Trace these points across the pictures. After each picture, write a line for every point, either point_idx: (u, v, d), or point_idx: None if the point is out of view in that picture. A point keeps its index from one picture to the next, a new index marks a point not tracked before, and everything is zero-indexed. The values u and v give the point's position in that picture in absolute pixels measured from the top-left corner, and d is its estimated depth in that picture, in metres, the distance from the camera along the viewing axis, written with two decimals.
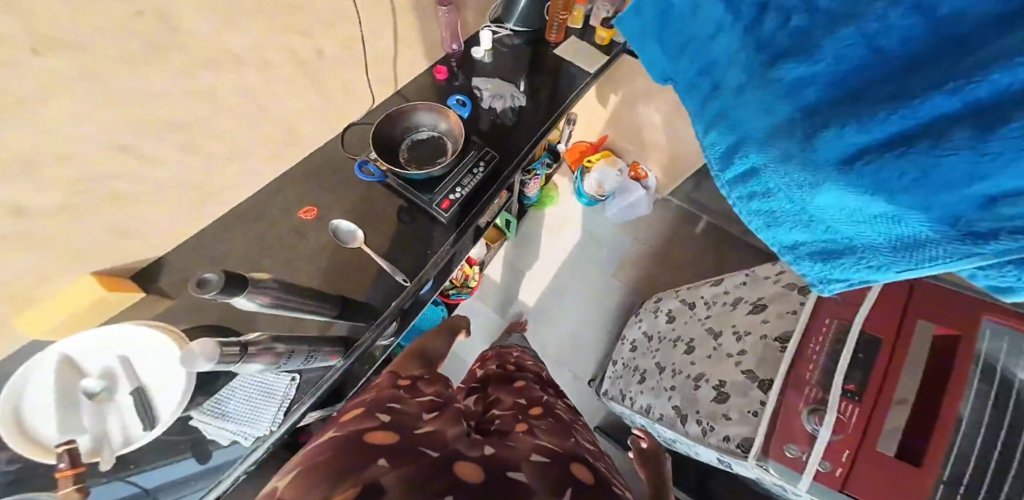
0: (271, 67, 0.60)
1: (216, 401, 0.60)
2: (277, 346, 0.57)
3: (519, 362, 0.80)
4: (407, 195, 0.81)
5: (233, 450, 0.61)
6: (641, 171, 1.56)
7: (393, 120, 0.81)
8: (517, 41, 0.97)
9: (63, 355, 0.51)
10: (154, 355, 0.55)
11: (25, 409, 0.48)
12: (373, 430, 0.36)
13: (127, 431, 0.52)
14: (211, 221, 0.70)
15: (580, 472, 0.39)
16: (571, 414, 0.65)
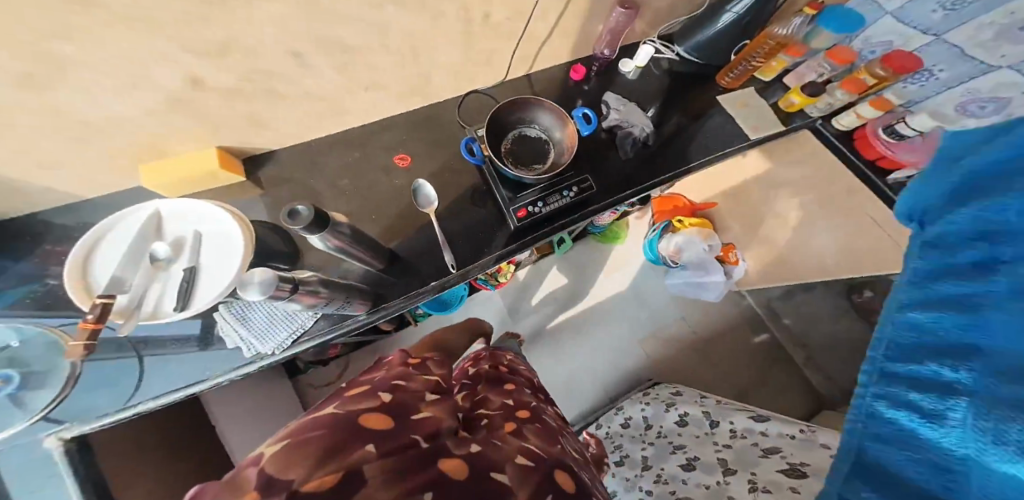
0: (442, 18, 0.56)
1: (244, 304, 0.61)
2: (323, 291, 0.55)
3: (513, 366, 0.72)
4: (491, 183, 0.75)
5: (233, 356, 0.61)
6: (732, 256, 1.32)
7: (511, 107, 0.73)
8: (680, 71, 0.85)
9: (155, 212, 0.57)
10: (218, 242, 0.57)
11: (106, 247, 0.54)
12: (369, 410, 0.32)
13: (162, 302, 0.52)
14: (313, 128, 0.71)
15: (559, 483, 0.37)
16: (558, 420, 0.62)
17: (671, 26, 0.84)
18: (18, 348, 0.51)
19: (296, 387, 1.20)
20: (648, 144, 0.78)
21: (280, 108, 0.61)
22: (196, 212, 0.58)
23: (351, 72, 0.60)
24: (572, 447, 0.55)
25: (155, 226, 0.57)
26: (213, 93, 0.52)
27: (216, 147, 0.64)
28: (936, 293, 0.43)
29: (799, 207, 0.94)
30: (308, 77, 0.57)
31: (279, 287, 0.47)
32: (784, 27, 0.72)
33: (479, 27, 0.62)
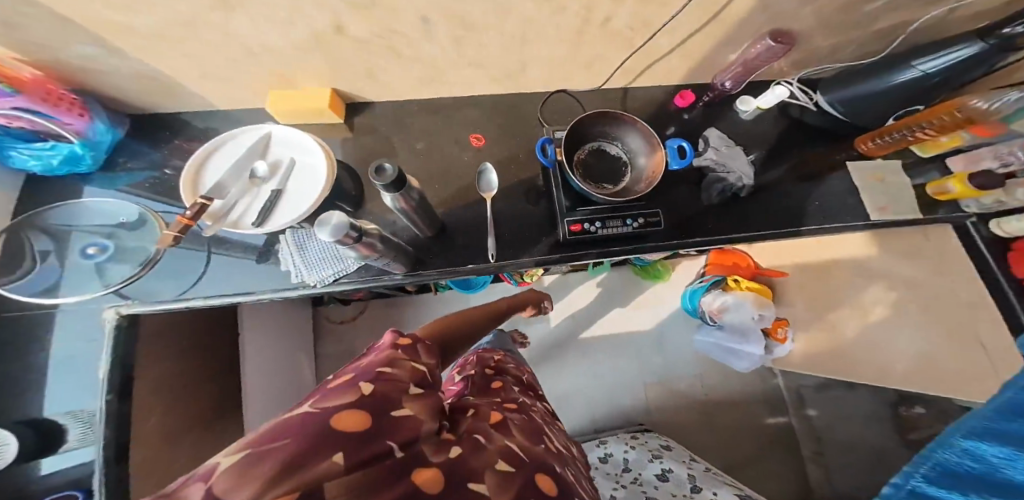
0: (561, 10, 0.54)
1: (303, 234, 0.63)
2: (377, 243, 0.54)
3: (501, 367, 0.69)
4: (553, 190, 0.71)
5: (275, 278, 0.61)
6: (781, 333, 1.24)
7: (599, 118, 0.67)
8: (810, 122, 0.76)
9: (266, 133, 0.62)
10: (305, 176, 0.61)
11: (221, 152, 0.60)
12: (345, 407, 0.26)
13: (245, 215, 0.58)
14: (403, 87, 0.72)
15: (542, 485, 0.32)
16: (547, 417, 0.58)
17: (815, 71, 0.76)
18: (122, 225, 0.60)
19: (314, 315, 1.27)
20: (739, 196, 0.70)
21: (397, 68, 0.65)
22: (299, 143, 0.63)
23: (463, 46, 0.62)
24: (561, 443, 0.51)
25: (265, 146, 0.62)
26: (334, 36, 0.55)
27: (329, 89, 0.68)
28: (1016, 426, 0.32)
29: (894, 302, 0.83)
30: (424, 42, 0.60)
31: (348, 235, 0.47)
32: (985, 100, 0.62)
33: (594, 28, 0.58)
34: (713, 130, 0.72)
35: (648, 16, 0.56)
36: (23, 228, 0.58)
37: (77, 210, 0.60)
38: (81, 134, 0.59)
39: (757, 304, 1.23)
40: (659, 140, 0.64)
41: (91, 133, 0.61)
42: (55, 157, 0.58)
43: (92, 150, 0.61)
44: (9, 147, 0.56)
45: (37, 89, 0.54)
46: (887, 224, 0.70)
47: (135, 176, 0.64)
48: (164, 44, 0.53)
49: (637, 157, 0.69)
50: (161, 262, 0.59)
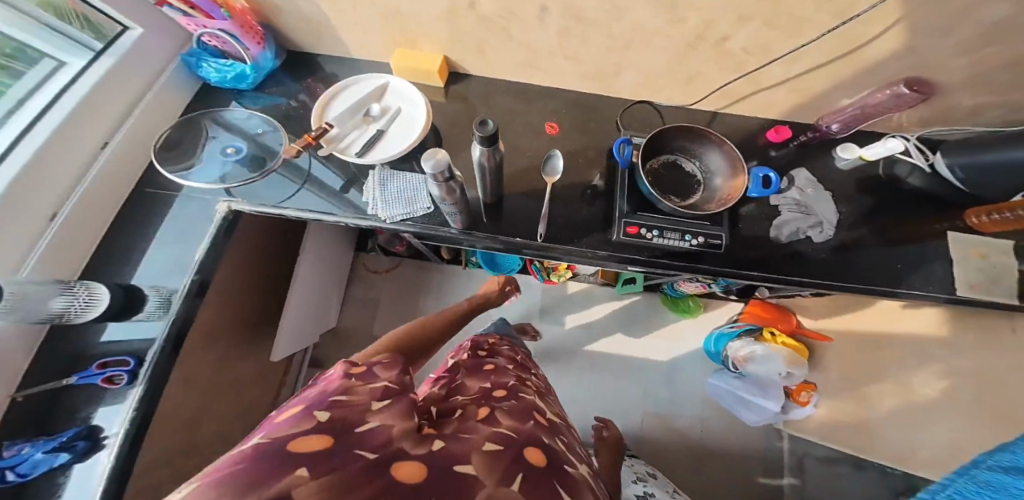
0: (679, 19, 0.54)
1: (386, 174, 0.68)
2: (457, 191, 0.56)
3: (494, 349, 0.71)
4: (617, 190, 0.71)
5: (354, 207, 0.66)
6: (803, 396, 1.21)
7: (682, 132, 0.68)
8: (915, 185, 0.72)
9: (384, 84, 0.72)
10: (405, 124, 0.71)
11: (346, 93, 0.72)
12: (311, 434, 0.26)
13: (351, 145, 0.69)
14: (498, 64, 0.74)
15: (529, 459, 0.31)
16: (543, 394, 0.58)
17: (943, 131, 0.70)
18: (259, 134, 0.72)
19: (355, 260, 1.33)
20: (811, 239, 0.69)
21: (500, 45, 0.68)
22: (408, 95, 0.73)
23: (567, 39, 0.64)
24: (557, 415, 0.51)
25: (381, 94, 0.72)
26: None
27: (441, 55, 0.75)
28: None
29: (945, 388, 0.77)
30: (535, 27, 0.63)
31: (444, 173, 0.50)
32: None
33: (706, 46, 0.58)
34: (802, 171, 0.72)
35: (768, 42, 0.55)
36: (185, 125, 0.71)
37: (229, 118, 0.72)
38: (254, 58, 0.72)
39: (788, 360, 1.20)
40: (743, 166, 0.64)
41: (260, 59, 0.73)
42: (229, 72, 0.73)
43: (254, 72, 0.74)
44: (204, 61, 0.72)
45: (239, 15, 0.67)
46: (973, 302, 0.65)
47: (272, 100, 0.76)
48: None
49: (713, 179, 0.68)
50: (273, 176, 0.68)
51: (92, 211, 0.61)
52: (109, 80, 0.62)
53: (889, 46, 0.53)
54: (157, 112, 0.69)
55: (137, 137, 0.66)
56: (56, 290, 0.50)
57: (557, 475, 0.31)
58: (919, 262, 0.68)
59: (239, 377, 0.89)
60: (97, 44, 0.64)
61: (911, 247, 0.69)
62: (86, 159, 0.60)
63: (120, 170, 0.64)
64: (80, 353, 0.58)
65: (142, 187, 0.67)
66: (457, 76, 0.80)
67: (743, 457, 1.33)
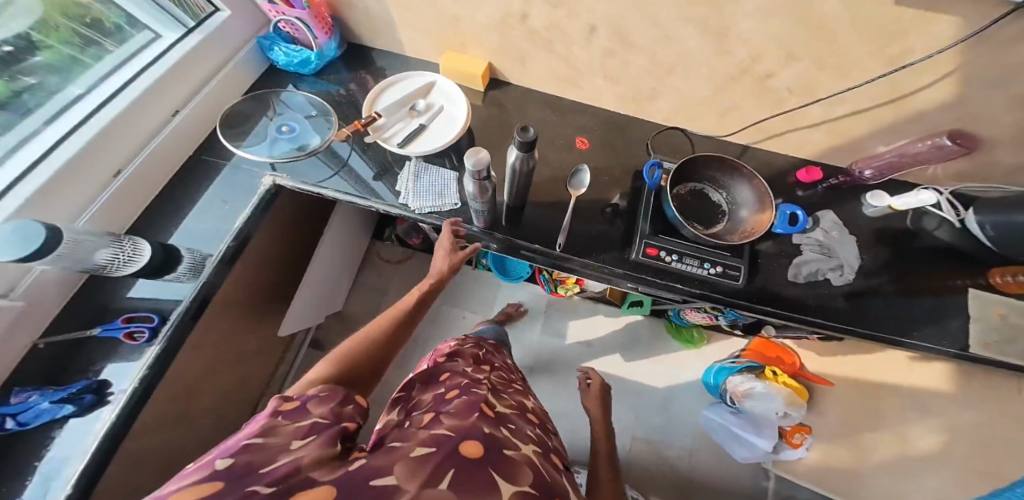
0: (726, 52, 0.56)
1: (420, 167, 0.70)
2: (489, 192, 0.58)
3: (456, 352, 0.74)
4: (640, 211, 0.72)
5: (386, 195, 0.68)
6: (797, 439, 1.16)
7: (714, 162, 0.69)
8: (941, 238, 0.72)
9: (430, 82, 0.75)
10: (446, 122, 0.73)
11: (393, 87, 0.74)
12: (203, 480, 0.23)
13: (394, 136, 0.70)
14: (539, 76, 0.77)
15: (464, 453, 0.32)
16: (496, 393, 0.60)
17: (975, 189, 0.70)
18: (311, 118, 0.76)
19: (368, 249, 1.35)
20: (829, 281, 0.69)
21: (544, 58, 0.71)
22: (452, 95, 0.75)
23: (611, 61, 0.66)
24: (506, 410, 0.54)
25: (427, 91, 0.75)
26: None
27: (486, 62, 0.77)
28: None
29: None
30: (581, 46, 0.65)
31: (482, 171, 0.52)
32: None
33: (750, 79, 0.59)
34: (828, 213, 0.72)
35: (810, 84, 0.56)
36: (244, 102, 0.76)
37: (286, 98, 0.78)
38: (320, 46, 0.77)
39: (786, 400, 1.19)
40: (772, 201, 0.65)
41: (325, 47, 0.78)
42: (295, 57, 0.77)
43: (318, 59, 0.79)
44: (275, 45, 0.78)
45: (315, 7, 0.73)
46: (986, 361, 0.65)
47: (324, 86, 0.81)
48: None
49: (738, 212, 0.69)
50: (315, 157, 0.71)
51: (153, 171, 0.66)
52: (191, 57, 0.67)
53: (930, 101, 0.54)
54: (226, 89, 0.75)
55: (204, 110, 0.71)
56: (105, 242, 0.53)
57: (494, 460, 0.33)
58: (934, 318, 0.68)
59: (243, 349, 0.89)
60: (189, 20, 0.70)
61: (928, 302, 0.69)
62: (155, 125, 0.65)
63: (183, 138, 0.69)
64: (108, 304, 0.60)
65: (197, 155, 0.72)
66: (497, 84, 0.82)
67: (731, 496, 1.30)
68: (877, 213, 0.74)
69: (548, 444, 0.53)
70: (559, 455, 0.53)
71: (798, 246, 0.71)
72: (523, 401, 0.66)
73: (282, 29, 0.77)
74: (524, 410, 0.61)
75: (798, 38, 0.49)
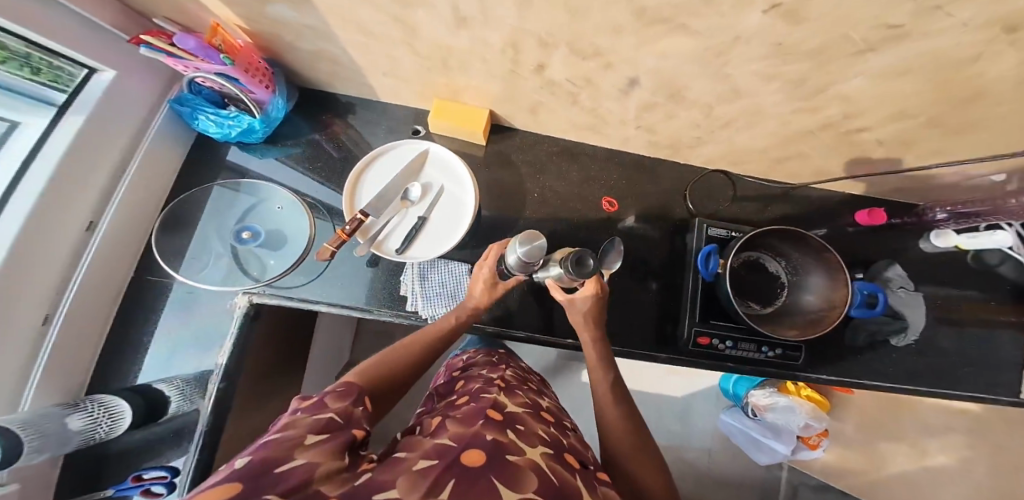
0: (803, 113, 0.45)
1: (427, 264, 0.58)
2: (529, 268, 0.51)
3: (468, 363, 0.66)
4: (690, 286, 0.65)
5: (389, 301, 0.56)
6: (813, 440, 1.17)
7: (776, 233, 0.59)
8: (1005, 275, 0.67)
9: (424, 153, 0.59)
10: (450, 206, 0.59)
11: (375, 165, 0.58)
12: (222, 483, 0.22)
13: (389, 238, 0.56)
14: (554, 124, 0.63)
15: (466, 463, 0.29)
16: (509, 389, 0.53)
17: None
18: (280, 212, 0.60)
19: None
20: (888, 342, 0.65)
21: (564, 109, 0.57)
22: (456, 174, 0.60)
23: (650, 112, 0.54)
24: (516, 409, 0.45)
25: (419, 165, 0.59)
26: (530, 54, 0.45)
27: (488, 110, 0.62)
28: None
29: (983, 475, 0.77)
30: (613, 97, 0.52)
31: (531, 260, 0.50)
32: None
33: (831, 133, 0.47)
34: (891, 268, 0.65)
35: (901, 141, 0.46)
36: (189, 202, 0.60)
37: (250, 191, 0.62)
38: (262, 106, 0.57)
39: (810, 414, 1.14)
40: (847, 281, 0.55)
41: (270, 107, 0.58)
42: (235, 127, 0.57)
43: (267, 125, 0.59)
44: (200, 111, 0.56)
45: (242, 58, 0.51)
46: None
47: (288, 151, 0.64)
48: (334, 14, 0.44)
49: (803, 288, 0.60)
50: (304, 264, 0.57)
51: (80, 322, 0.48)
52: (82, 148, 0.46)
53: None
54: (148, 176, 0.55)
55: (128, 216, 0.53)
56: (72, 409, 0.44)
57: (497, 466, 0.29)
58: (994, 362, 0.65)
59: None
60: (59, 98, 0.48)
61: (988, 344, 0.65)
62: (65, 264, 0.45)
63: (110, 256, 0.51)
64: (104, 453, 0.52)
65: (143, 275, 0.56)
66: (503, 131, 0.68)
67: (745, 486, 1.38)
68: (935, 251, 0.67)
69: (565, 444, 0.44)
70: (587, 461, 0.44)
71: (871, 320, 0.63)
72: (538, 400, 0.56)
73: (200, 83, 0.54)
74: (538, 409, 0.51)
75: (908, 103, 0.39)
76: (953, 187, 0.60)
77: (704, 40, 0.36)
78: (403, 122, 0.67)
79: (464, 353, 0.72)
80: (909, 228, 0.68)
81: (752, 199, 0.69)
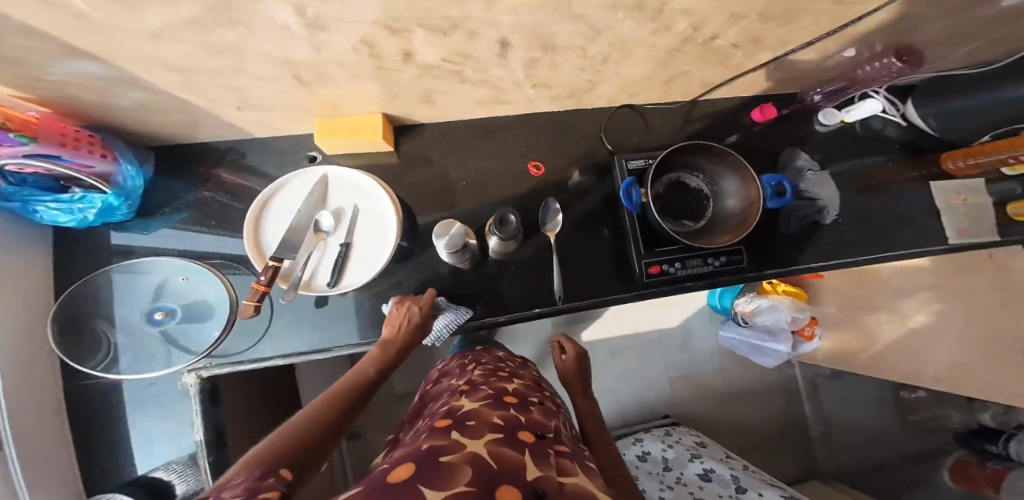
0: (664, 32, 0.47)
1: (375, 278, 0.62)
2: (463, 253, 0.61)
3: (449, 369, 0.71)
4: (629, 224, 0.68)
5: (346, 319, 0.61)
6: (808, 330, 1.20)
7: (684, 150, 0.62)
8: (908, 134, 0.71)
9: (323, 176, 0.61)
10: (369, 222, 0.61)
11: (273, 205, 0.59)
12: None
13: (315, 275, 0.58)
14: (457, 108, 0.65)
15: (396, 479, 0.32)
16: (472, 390, 0.56)
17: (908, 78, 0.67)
18: (184, 282, 0.59)
19: None
20: (819, 223, 0.67)
21: (456, 91, 0.57)
22: (365, 190, 0.62)
23: (535, 68, 0.55)
24: (474, 405, 0.50)
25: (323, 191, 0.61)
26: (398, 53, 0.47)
27: (381, 114, 0.61)
28: None
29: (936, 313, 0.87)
30: (495, 66, 0.52)
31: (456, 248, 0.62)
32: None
33: (693, 46, 0.50)
34: (796, 150, 0.69)
35: (759, 35, 0.49)
36: (88, 290, 0.57)
37: (141, 268, 0.58)
38: (111, 179, 0.55)
39: (792, 307, 1.18)
40: (754, 176, 0.59)
41: (121, 177, 0.56)
42: (89, 209, 0.54)
43: (130, 196, 0.58)
44: (34, 202, 0.50)
45: (48, 130, 0.46)
46: (966, 248, 0.65)
47: (169, 220, 0.62)
48: (164, 70, 0.42)
49: (722, 195, 0.63)
50: (236, 326, 0.59)
51: (23, 442, 0.48)
52: None
53: (888, 16, 0.48)
54: (18, 289, 0.51)
55: (15, 332, 0.49)
56: None
57: (426, 473, 0.32)
58: (925, 217, 0.68)
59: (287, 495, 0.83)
60: None
61: (902, 200, 0.68)
62: None
63: (16, 374, 0.49)
64: None
65: (75, 383, 0.56)
66: (406, 129, 0.69)
67: (761, 391, 1.46)
68: (836, 129, 0.70)
69: (524, 422, 0.48)
70: (547, 431, 0.48)
71: (804, 200, 0.66)
72: (505, 385, 0.59)
73: (17, 171, 0.47)
74: (503, 394, 0.55)
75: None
76: (820, 69, 0.62)
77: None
78: (297, 151, 0.66)
79: (446, 362, 0.77)
80: (808, 114, 0.70)
81: (663, 127, 0.72)
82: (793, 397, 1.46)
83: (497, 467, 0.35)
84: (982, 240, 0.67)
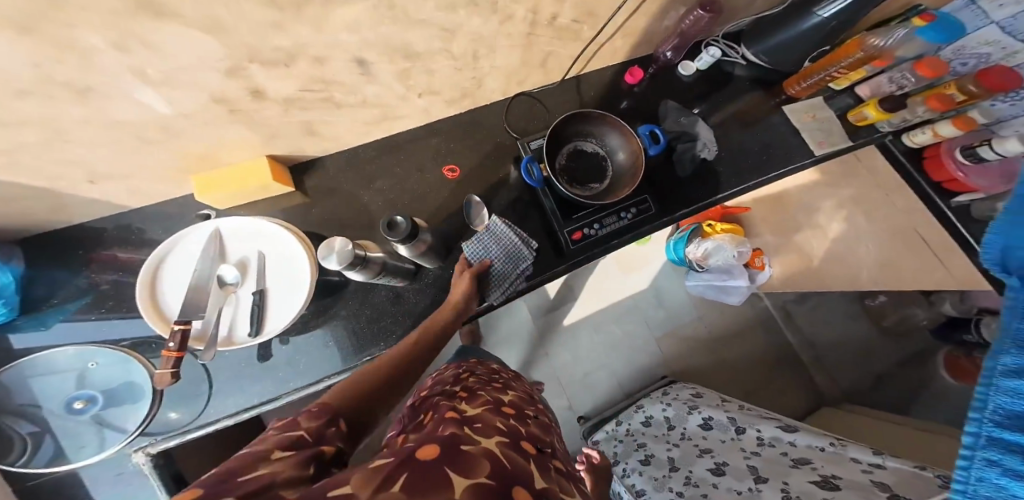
0: (506, 20, 0.53)
1: (320, 304, 0.66)
2: (364, 266, 0.56)
3: (440, 377, 0.63)
4: (546, 203, 0.72)
5: (297, 353, 0.64)
6: (759, 261, 1.21)
7: (568, 121, 0.68)
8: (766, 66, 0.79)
9: (218, 230, 0.61)
10: (280, 261, 0.63)
11: (172, 267, 0.59)
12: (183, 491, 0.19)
13: (235, 325, 0.58)
14: (356, 132, 0.68)
15: (424, 455, 0.26)
16: (472, 393, 0.49)
17: (735, 25, 0.77)
18: (96, 368, 0.58)
19: None
20: (707, 160, 0.74)
21: (339, 117, 0.61)
22: (266, 234, 0.63)
23: (411, 78, 0.59)
24: (477, 411, 0.42)
25: (222, 244, 0.61)
26: None
27: (267, 156, 0.64)
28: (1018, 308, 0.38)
29: (843, 216, 0.92)
30: (367, 84, 0.56)
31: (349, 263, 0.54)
32: (881, 37, 0.65)
33: (543, 28, 0.59)
34: (666, 100, 0.77)
35: (588, 5, 0.56)
36: None
37: (48, 366, 0.57)
38: None
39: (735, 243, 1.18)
40: (630, 130, 0.66)
41: None
42: None
43: (5, 294, 0.58)
44: None
45: None
46: (829, 157, 0.75)
47: (66, 311, 0.62)
48: None
49: (614, 153, 0.70)
50: (170, 395, 0.59)
51: None
52: None
53: None
54: None
55: None
56: None
57: (452, 453, 0.27)
58: (803, 134, 0.76)
59: None
60: None
61: (778, 124, 0.76)
62: None
63: None
64: None
65: (22, 485, 0.56)
66: (306, 167, 0.71)
67: (744, 329, 1.52)
68: (703, 76, 0.79)
69: (524, 432, 0.41)
70: (544, 446, 0.42)
71: (687, 146, 0.72)
72: (500, 396, 0.52)
73: None
74: (500, 404, 0.48)
75: None
76: (664, 27, 0.72)
77: (364, 1, 0.39)
78: (192, 215, 0.67)
79: (438, 372, 0.69)
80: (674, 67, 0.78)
81: (553, 104, 0.77)
82: (775, 328, 1.53)
83: (517, 474, 0.29)
84: (841, 147, 0.77)
